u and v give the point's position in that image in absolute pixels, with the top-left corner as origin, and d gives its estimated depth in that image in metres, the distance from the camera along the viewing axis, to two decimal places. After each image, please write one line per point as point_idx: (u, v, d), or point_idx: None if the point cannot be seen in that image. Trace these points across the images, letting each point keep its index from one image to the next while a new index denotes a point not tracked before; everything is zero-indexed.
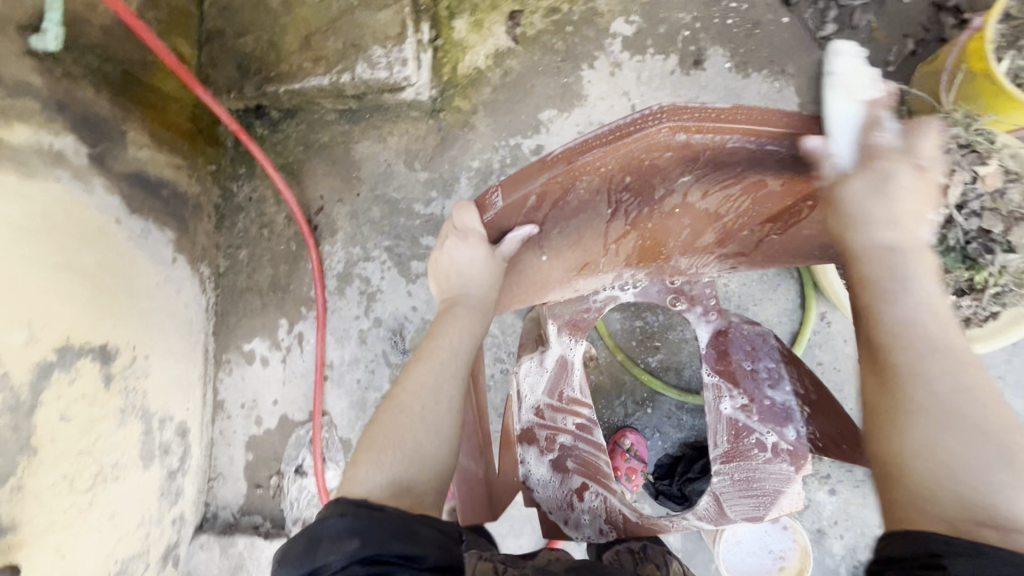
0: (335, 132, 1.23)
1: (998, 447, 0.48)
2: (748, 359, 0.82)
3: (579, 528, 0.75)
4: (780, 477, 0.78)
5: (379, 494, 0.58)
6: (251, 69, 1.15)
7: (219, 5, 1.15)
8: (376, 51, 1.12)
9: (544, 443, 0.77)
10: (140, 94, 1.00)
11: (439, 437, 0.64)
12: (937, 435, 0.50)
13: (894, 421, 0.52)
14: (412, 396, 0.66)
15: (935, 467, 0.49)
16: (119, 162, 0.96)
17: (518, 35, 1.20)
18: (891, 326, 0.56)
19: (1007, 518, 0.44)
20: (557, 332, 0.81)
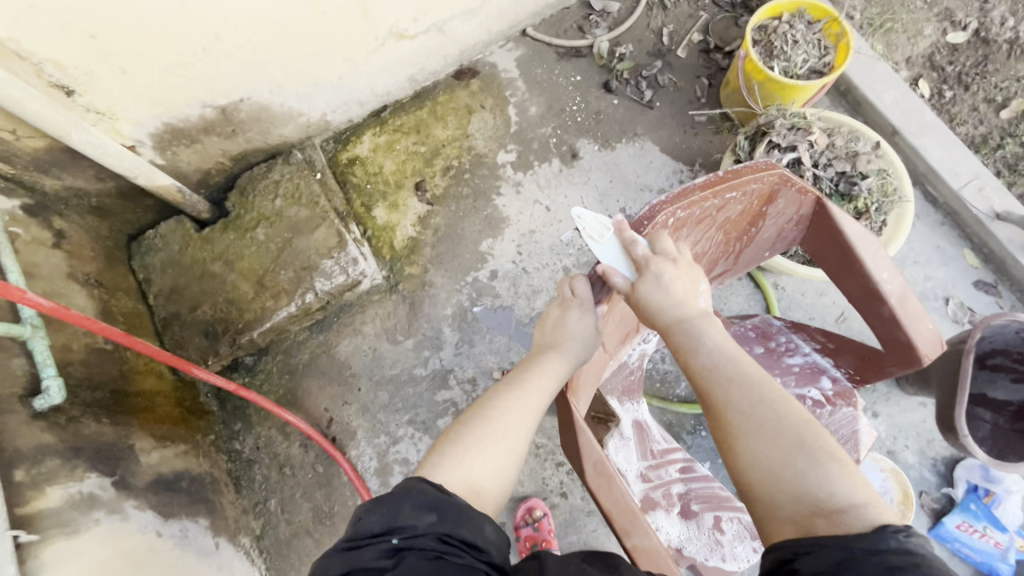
0: (313, 347, 1.30)
1: (797, 443, 0.61)
2: (767, 343, 0.97)
3: (737, 557, 0.82)
4: (847, 420, 0.91)
5: (455, 489, 0.64)
6: (218, 331, 1.20)
7: (164, 292, 1.22)
8: (326, 263, 1.24)
9: (665, 501, 0.85)
10: (132, 402, 1.02)
11: (513, 457, 0.68)
12: (757, 447, 0.62)
13: (731, 444, 0.63)
14: (505, 416, 0.69)
15: (768, 476, 0.60)
16: (138, 476, 0.94)
17: (430, 198, 1.40)
18: (703, 370, 0.67)
19: (829, 503, 0.57)
20: (620, 403, 0.89)
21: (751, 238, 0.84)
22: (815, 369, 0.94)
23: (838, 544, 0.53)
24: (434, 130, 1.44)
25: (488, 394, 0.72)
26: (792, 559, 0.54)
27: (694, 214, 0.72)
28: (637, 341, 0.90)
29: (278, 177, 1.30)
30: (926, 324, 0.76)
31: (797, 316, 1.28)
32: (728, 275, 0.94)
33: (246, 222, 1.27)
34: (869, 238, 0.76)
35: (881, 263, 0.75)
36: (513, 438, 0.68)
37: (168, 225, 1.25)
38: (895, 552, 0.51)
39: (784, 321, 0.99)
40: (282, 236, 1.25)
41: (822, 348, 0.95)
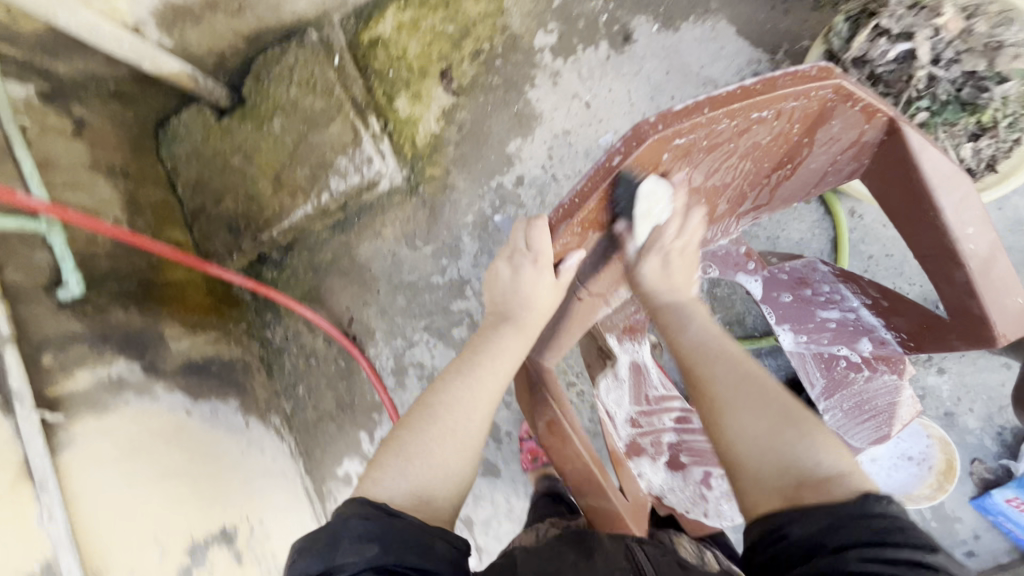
0: (335, 246, 1.29)
1: (785, 414, 0.59)
2: (805, 289, 0.86)
3: (721, 515, 0.79)
4: (887, 388, 0.80)
5: (401, 503, 0.62)
6: (241, 227, 1.22)
7: (191, 183, 1.23)
8: (341, 161, 1.19)
9: (652, 449, 0.86)
10: (162, 292, 1.08)
11: (465, 456, 0.67)
12: (742, 418, 0.60)
13: (715, 418, 0.62)
14: (454, 414, 0.68)
15: (752, 448, 0.58)
16: (168, 361, 1.02)
17: (456, 88, 1.25)
18: (691, 348, 0.68)
19: (812, 472, 0.55)
20: (618, 342, 0.88)
21: (798, 162, 0.70)
22: (860, 327, 0.83)
23: (827, 511, 0.50)
24: (464, 3, 1.23)
25: (433, 391, 0.70)
26: (783, 527, 0.52)
27: (700, 144, 0.60)
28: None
29: (293, 62, 1.20)
30: (1017, 297, 0.61)
31: (872, 251, 1.08)
32: (765, 208, 0.83)
33: (263, 112, 1.21)
34: (959, 177, 0.60)
35: (967, 217, 0.60)
36: (464, 437, 0.67)
37: (189, 113, 1.22)
38: (883, 519, 0.49)
39: (834, 266, 0.84)
40: (297, 129, 1.19)
41: (873, 304, 0.81)
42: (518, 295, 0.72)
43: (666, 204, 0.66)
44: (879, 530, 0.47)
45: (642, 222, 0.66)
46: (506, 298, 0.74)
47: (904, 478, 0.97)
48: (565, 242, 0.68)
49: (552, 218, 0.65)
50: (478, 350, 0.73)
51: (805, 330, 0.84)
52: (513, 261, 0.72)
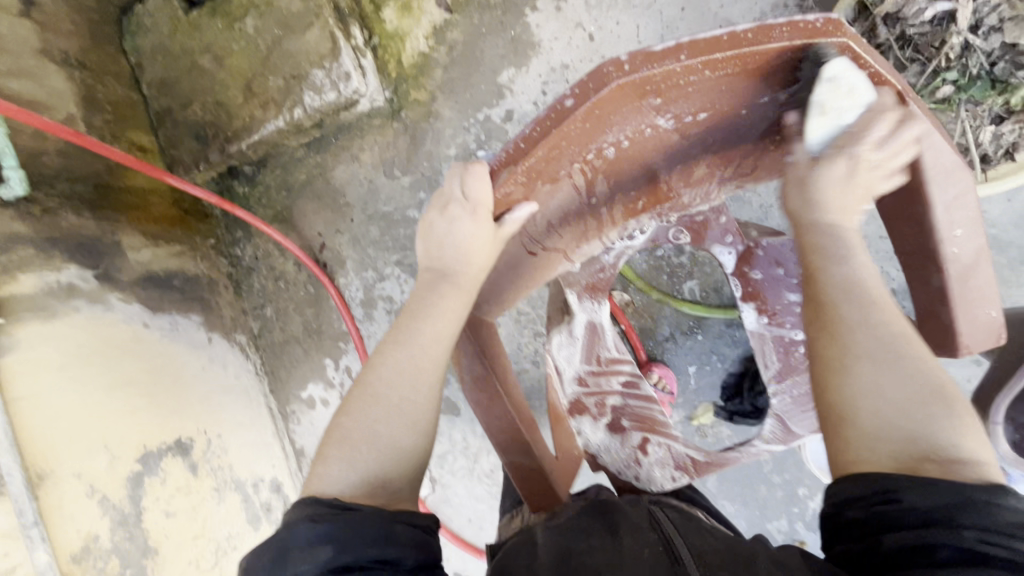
0: (310, 166, 1.23)
1: (934, 388, 0.53)
2: (779, 268, 0.83)
3: (652, 480, 0.82)
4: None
5: (356, 494, 0.60)
6: (209, 136, 1.15)
7: (156, 82, 1.15)
8: (316, 74, 1.09)
9: (595, 409, 0.84)
10: (120, 198, 1.04)
11: (415, 430, 0.64)
12: (878, 376, 0.53)
13: (843, 365, 0.55)
14: (395, 389, 0.65)
15: (878, 409, 0.52)
16: (125, 271, 0.99)
17: (450, 3, 1.13)
18: (837, 283, 0.58)
19: (943, 449, 0.50)
20: (578, 300, 0.86)
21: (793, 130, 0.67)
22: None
23: (954, 488, 0.46)
24: None
25: (371, 370, 0.67)
26: (895, 491, 0.47)
27: (686, 91, 0.58)
28: (617, 236, 0.83)
29: None
30: (986, 309, 0.63)
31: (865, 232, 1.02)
32: (751, 179, 0.78)
33: (234, 9, 1.10)
34: (958, 173, 0.59)
35: (957, 218, 0.60)
36: (410, 410, 0.64)
37: (156, 2, 1.12)
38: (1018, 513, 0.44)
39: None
40: (271, 33, 1.09)
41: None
42: (454, 250, 0.68)
43: (852, 104, 0.54)
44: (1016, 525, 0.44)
45: (818, 119, 0.55)
46: (440, 254, 0.69)
47: None
48: (511, 191, 0.64)
49: (492, 163, 0.62)
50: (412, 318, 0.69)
51: (768, 311, 0.82)
52: (445, 210, 0.68)
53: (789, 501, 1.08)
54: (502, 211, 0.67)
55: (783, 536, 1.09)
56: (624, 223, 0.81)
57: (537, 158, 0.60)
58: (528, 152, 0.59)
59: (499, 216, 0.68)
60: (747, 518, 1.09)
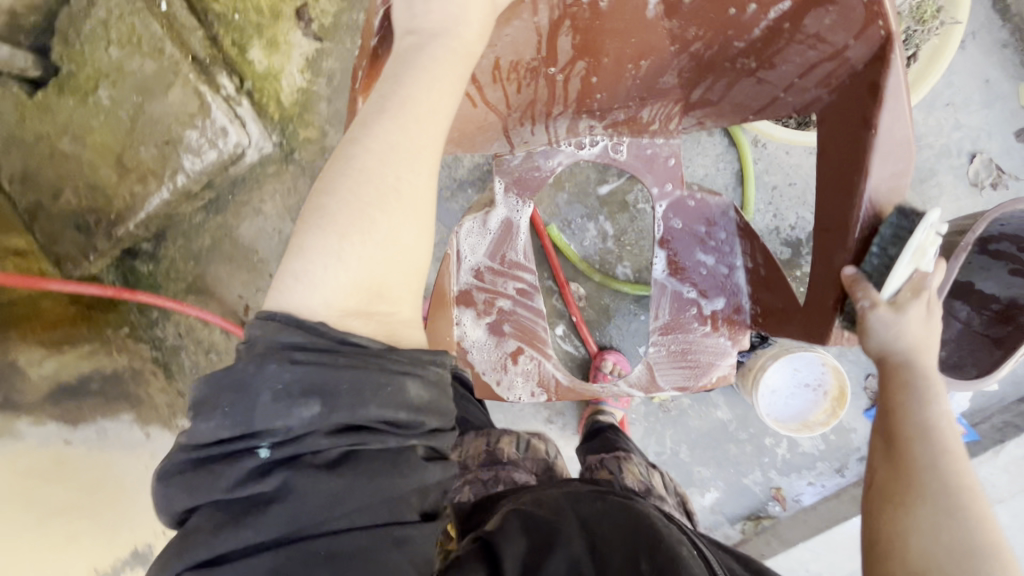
0: (212, 229, 1.15)
1: (999, 546, 0.53)
2: (705, 227, 0.81)
3: (511, 388, 0.87)
4: (717, 349, 0.82)
5: (355, 305, 0.52)
6: (92, 223, 1.05)
7: (17, 175, 1.04)
8: (189, 136, 1.01)
9: (481, 306, 0.86)
10: (5, 313, 0.96)
11: (415, 223, 0.56)
12: (934, 521, 0.55)
13: (904, 500, 0.57)
14: (391, 174, 0.55)
15: (930, 550, 0.54)
16: (29, 392, 0.92)
17: (318, 31, 1.07)
18: (917, 424, 0.59)
19: None
20: (503, 192, 0.86)
21: (771, 54, 0.65)
22: (726, 285, 0.82)
23: None
24: None
25: (356, 144, 0.55)
26: None
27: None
28: (567, 140, 0.83)
29: (106, 16, 0.99)
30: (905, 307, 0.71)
31: (776, 182, 1.04)
32: (710, 113, 0.77)
33: (84, 82, 1.01)
34: (904, 148, 0.58)
35: (885, 193, 0.61)
36: (408, 200, 0.55)
37: None
38: None
39: (741, 218, 0.80)
40: (131, 101, 1.01)
41: (751, 272, 0.80)
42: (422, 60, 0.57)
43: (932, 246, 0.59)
44: None
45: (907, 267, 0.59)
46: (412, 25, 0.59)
47: (801, 404, 0.99)
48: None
49: None
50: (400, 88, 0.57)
51: (675, 263, 0.82)
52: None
53: (758, 452, 1.12)
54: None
55: (760, 487, 1.12)
56: (575, 117, 0.79)
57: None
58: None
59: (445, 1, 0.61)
60: (724, 479, 1.12)
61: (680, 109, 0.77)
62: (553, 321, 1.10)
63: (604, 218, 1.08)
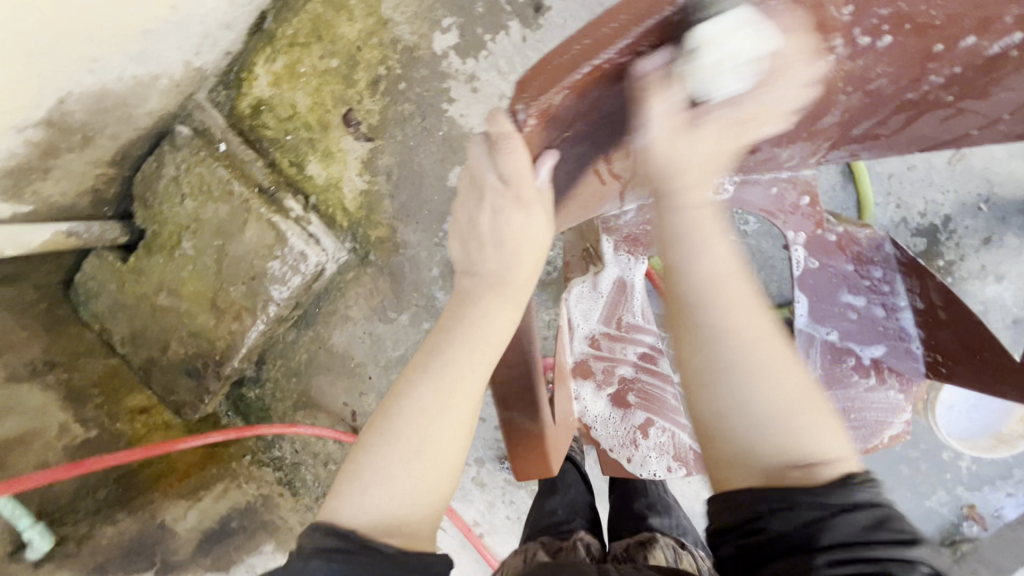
0: (307, 343, 1.16)
1: (806, 386, 0.48)
2: (858, 267, 0.78)
3: (645, 464, 0.75)
4: (887, 405, 0.77)
5: (366, 531, 0.45)
6: (200, 368, 1.08)
7: (127, 337, 1.09)
8: (272, 267, 1.03)
9: (601, 377, 0.76)
10: (147, 473, 0.99)
11: (445, 479, 0.48)
12: (740, 391, 0.47)
13: (706, 378, 0.48)
14: (421, 427, 0.48)
15: (748, 422, 0.47)
16: (182, 549, 0.95)
17: (368, 131, 1.06)
18: (697, 281, 0.49)
19: (810, 453, 0.46)
20: (614, 250, 0.76)
21: (986, 84, 0.54)
22: (888, 330, 0.77)
23: (810, 501, 0.44)
24: (340, 28, 1.03)
25: (396, 396, 0.50)
26: (759, 517, 0.45)
27: None
28: None
29: (175, 172, 1.04)
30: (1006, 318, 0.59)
31: (891, 169, 0.93)
32: (872, 147, 0.65)
33: (168, 239, 1.05)
34: None
35: None
36: (440, 454, 0.48)
37: (93, 264, 1.08)
38: (858, 509, 0.43)
39: (902, 254, 0.77)
40: (212, 246, 1.03)
41: (921, 312, 0.76)
42: (524, 241, 0.52)
43: None
44: (865, 527, 0.42)
45: None
46: (477, 257, 0.53)
47: (988, 417, 0.88)
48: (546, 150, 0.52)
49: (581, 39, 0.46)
50: (457, 326, 0.51)
51: (821, 310, 0.78)
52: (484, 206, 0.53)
53: (936, 469, 0.99)
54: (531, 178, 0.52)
55: (948, 508, 0.99)
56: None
57: (649, 54, 0.47)
58: (653, 42, 0.47)
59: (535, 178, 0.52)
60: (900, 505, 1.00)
61: (829, 146, 0.65)
62: None
63: None
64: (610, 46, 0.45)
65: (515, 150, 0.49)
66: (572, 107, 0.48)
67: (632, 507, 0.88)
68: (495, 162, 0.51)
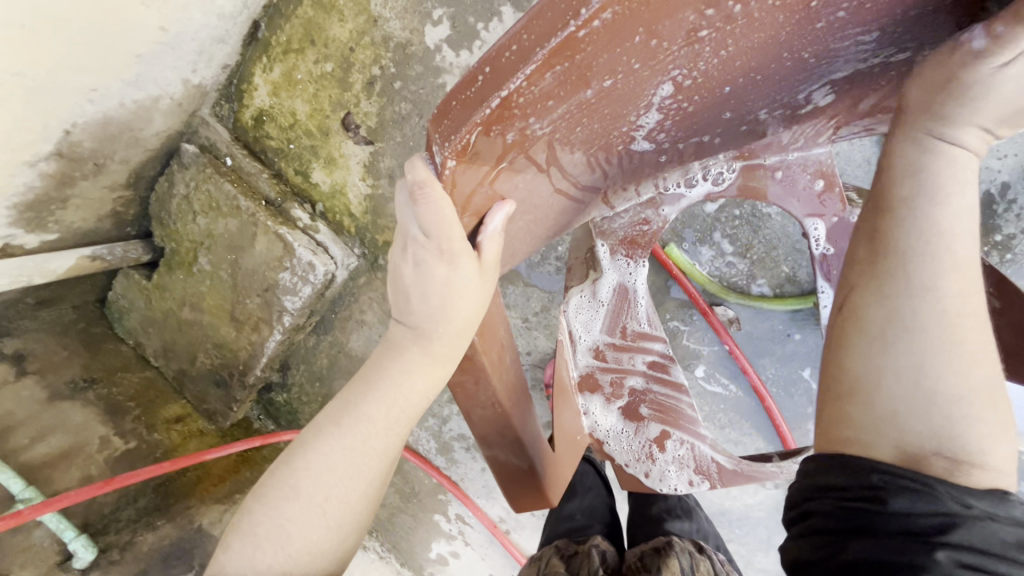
0: (326, 348, 1.18)
1: (990, 387, 0.41)
2: None
3: (665, 478, 0.76)
4: None
5: None
6: (226, 377, 1.12)
7: (160, 350, 1.15)
8: (283, 278, 1.04)
9: (609, 389, 0.78)
10: (181, 481, 1.05)
11: (344, 531, 0.56)
12: (928, 365, 0.41)
13: (885, 337, 0.42)
14: (322, 484, 0.54)
15: (912, 409, 0.41)
16: None
17: (368, 134, 1.03)
18: (938, 232, 0.42)
19: (973, 454, 0.40)
20: (610, 255, 0.75)
21: None
22: None
23: (959, 499, 0.39)
24: (331, 30, 1.00)
25: (303, 449, 0.56)
26: (880, 489, 0.40)
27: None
28: (675, 181, 0.69)
29: (185, 190, 1.07)
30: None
31: None
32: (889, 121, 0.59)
33: (185, 255, 1.09)
34: None
35: None
36: (341, 511, 0.55)
37: (122, 283, 1.13)
38: (1004, 521, 0.39)
39: None
40: (227, 261, 1.06)
41: None
42: (451, 298, 0.52)
43: None
44: (1010, 543, 0.38)
45: None
46: (408, 308, 0.55)
47: None
48: (479, 186, 0.49)
49: (484, 95, 0.41)
50: (376, 385, 0.55)
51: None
52: (408, 254, 0.53)
53: None
54: (474, 231, 0.53)
55: None
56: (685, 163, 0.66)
57: (571, 67, 0.41)
58: (573, 53, 0.40)
59: (473, 238, 0.53)
60: None
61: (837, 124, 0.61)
62: (700, 353, 0.99)
63: (721, 237, 0.92)
64: (515, 73, 0.40)
65: (433, 200, 0.46)
66: (489, 141, 0.45)
67: (649, 513, 0.85)
68: (416, 215, 0.49)
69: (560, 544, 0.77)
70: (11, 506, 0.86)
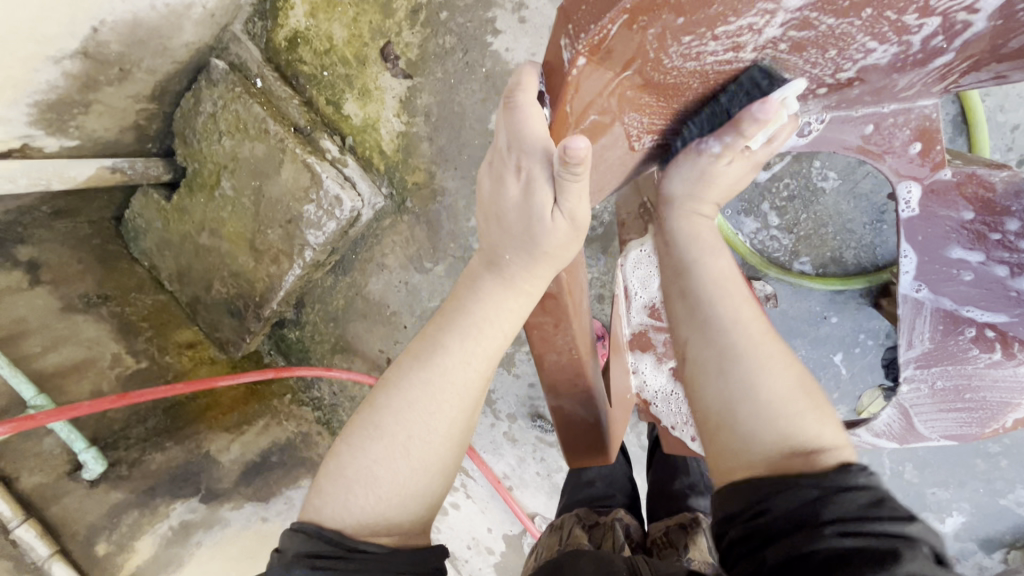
0: (343, 289, 1.15)
1: (799, 385, 0.49)
2: (990, 229, 0.66)
3: None
4: (1014, 384, 0.72)
5: (354, 528, 0.49)
6: (241, 308, 1.10)
7: (174, 274, 1.12)
8: (307, 211, 1.01)
9: (661, 349, 0.78)
10: (191, 406, 1.04)
11: (431, 476, 0.52)
12: (756, 375, 0.48)
13: (716, 365, 0.50)
14: (405, 423, 0.51)
15: (760, 409, 0.47)
16: (224, 478, 0.98)
17: (406, 67, 0.98)
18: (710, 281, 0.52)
19: (808, 443, 0.46)
20: None
21: None
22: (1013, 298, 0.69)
23: (811, 483, 0.43)
24: None
25: (387, 388, 0.53)
26: (759, 503, 0.44)
27: None
28: None
29: (211, 109, 1.03)
30: None
31: (1016, 122, 0.77)
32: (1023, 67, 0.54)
33: (208, 178, 1.05)
34: None
35: None
36: (426, 454, 0.51)
37: (140, 202, 1.10)
38: (859, 487, 0.42)
39: None
40: (250, 187, 1.03)
41: None
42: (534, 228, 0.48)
43: None
44: (868, 504, 0.41)
45: None
46: (487, 232, 0.52)
47: None
48: (596, 98, 0.46)
49: None
50: (456, 319, 0.52)
51: (931, 272, 0.71)
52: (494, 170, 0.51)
53: (1020, 466, 0.88)
54: None
55: None
56: None
57: None
58: None
59: None
60: (971, 500, 0.92)
61: (968, 67, 0.55)
62: None
63: (769, 209, 0.88)
64: None
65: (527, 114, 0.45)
66: (627, 37, 0.41)
67: (671, 486, 0.84)
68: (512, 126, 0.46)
69: (579, 513, 0.75)
70: (21, 411, 0.85)
